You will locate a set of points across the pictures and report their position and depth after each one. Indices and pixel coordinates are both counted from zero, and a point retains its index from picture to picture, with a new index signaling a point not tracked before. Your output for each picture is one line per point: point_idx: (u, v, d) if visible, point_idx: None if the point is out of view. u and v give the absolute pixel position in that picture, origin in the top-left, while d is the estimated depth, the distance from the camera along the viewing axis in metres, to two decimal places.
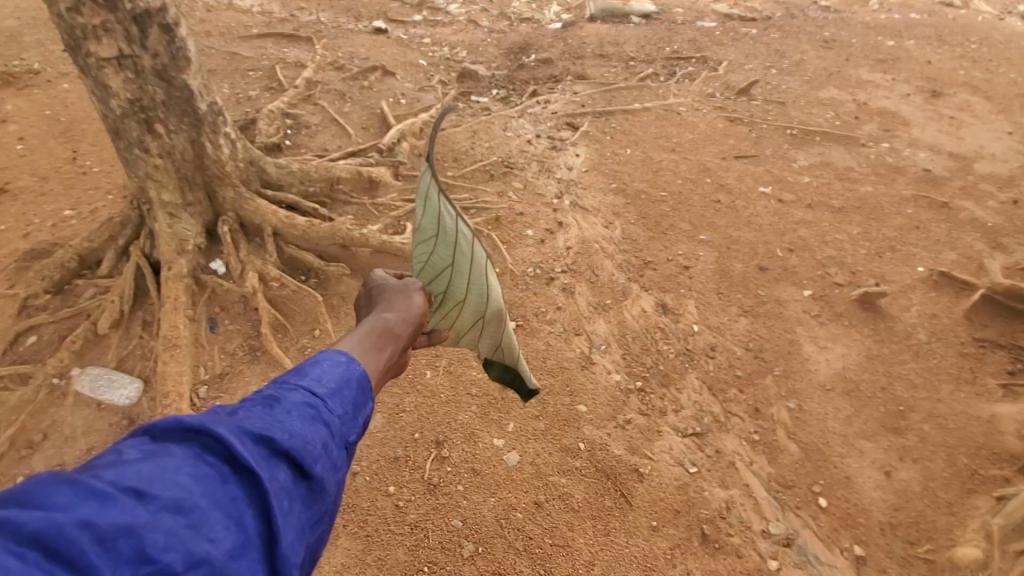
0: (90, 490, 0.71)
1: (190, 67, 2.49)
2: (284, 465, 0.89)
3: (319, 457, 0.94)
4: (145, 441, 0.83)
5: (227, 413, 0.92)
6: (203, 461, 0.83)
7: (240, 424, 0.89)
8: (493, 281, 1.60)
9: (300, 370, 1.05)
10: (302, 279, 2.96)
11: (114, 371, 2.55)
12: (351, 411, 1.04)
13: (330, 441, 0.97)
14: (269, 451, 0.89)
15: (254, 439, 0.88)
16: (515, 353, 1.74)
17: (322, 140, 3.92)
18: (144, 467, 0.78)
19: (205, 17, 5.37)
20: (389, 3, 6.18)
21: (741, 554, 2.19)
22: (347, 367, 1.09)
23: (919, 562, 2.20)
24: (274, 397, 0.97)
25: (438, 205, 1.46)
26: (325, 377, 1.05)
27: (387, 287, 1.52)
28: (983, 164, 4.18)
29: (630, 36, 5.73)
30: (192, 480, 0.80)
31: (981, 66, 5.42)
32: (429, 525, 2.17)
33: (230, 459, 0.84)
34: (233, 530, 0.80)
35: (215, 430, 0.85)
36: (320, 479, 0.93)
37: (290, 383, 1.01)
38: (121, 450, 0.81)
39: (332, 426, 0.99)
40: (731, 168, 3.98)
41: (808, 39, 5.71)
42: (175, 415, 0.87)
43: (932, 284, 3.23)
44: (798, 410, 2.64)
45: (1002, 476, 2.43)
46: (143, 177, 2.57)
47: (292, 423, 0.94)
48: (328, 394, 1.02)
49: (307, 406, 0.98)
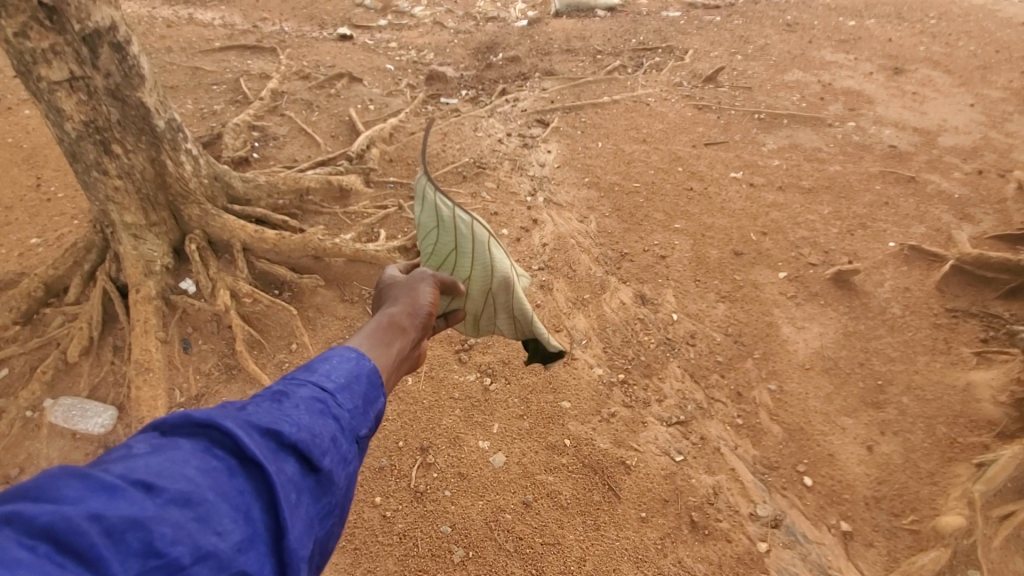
0: (99, 484, 0.68)
1: (144, 84, 2.43)
2: (292, 458, 0.85)
3: (328, 450, 0.90)
4: (154, 436, 0.80)
5: (235, 409, 0.88)
6: (211, 455, 0.79)
7: (249, 418, 0.86)
8: (497, 253, 1.60)
9: (309, 366, 1.02)
10: (276, 293, 2.92)
11: (87, 400, 2.48)
12: (362, 406, 1.01)
13: (339, 434, 0.94)
14: (277, 444, 0.85)
15: (263, 433, 0.85)
16: (532, 321, 1.68)
17: (290, 151, 3.87)
18: (152, 460, 0.75)
19: (165, 33, 5.25)
20: (353, 9, 6.12)
21: (731, 539, 2.20)
22: (357, 363, 1.06)
23: (904, 533, 2.23)
24: (283, 392, 0.94)
25: (433, 197, 1.50)
26: (334, 372, 1.02)
27: (393, 283, 1.47)
28: (947, 138, 4.26)
29: (596, 30, 5.74)
30: (201, 472, 0.76)
31: (941, 41, 5.51)
32: (418, 533, 2.15)
33: (238, 453, 0.81)
34: (241, 523, 0.76)
35: (224, 423, 0.82)
36: (329, 473, 0.89)
37: (299, 378, 0.98)
38: (129, 445, 0.78)
39: (342, 420, 0.96)
40: (702, 156, 4.01)
41: (771, 24, 5.78)
42: (184, 411, 0.84)
43: (903, 258, 3.28)
44: (779, 392, 2.66)
45: (981, 443, 2.47)
46: (104, 200, 2.49)
47: (302, 416, 0.91)
48: (337, 388, 0.99)
49: (317, 400, 0.95)
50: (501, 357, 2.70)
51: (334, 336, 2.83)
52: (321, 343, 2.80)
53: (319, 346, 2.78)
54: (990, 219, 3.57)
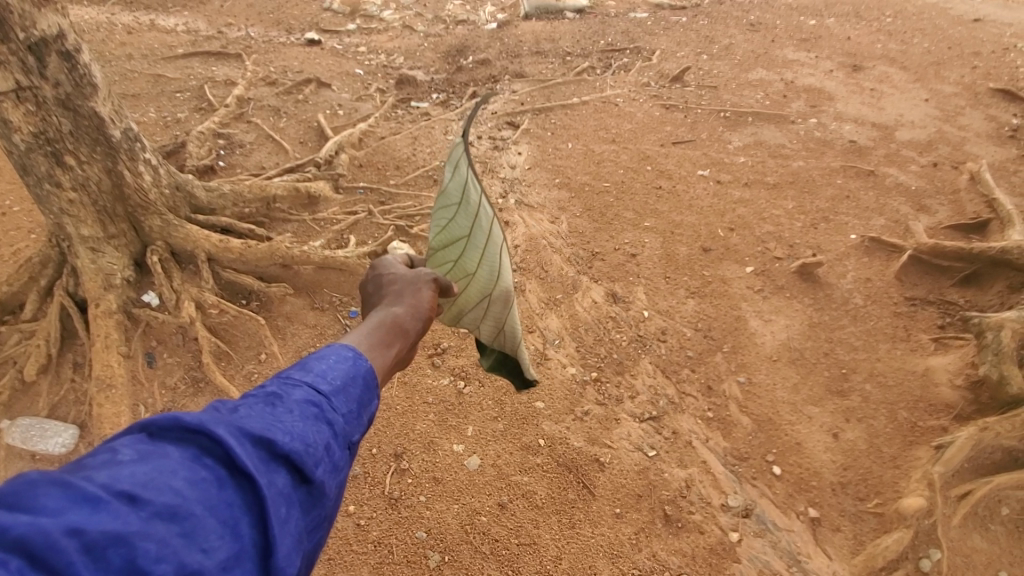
0: (81, 495, 0.65)
1: (97, 93, 2.38)
2: (284, 470, 0.84)
3: (321, 460, 0.89)
4: (141, 440, 0.78)
5: (227, 411, 0.86)
6: (201, 465, 0.76)
7: (241, 425, 0.84)
8: (507, 262, 1.51)
9: (304, 365, 1.01)
10: (243, 302, 2.88)
11: (47, 420, 2.41)
12: (355, 409, 1.00)
13: (333, 441, 0.93)
14: (269, 453, 0.83)
15: (254, 442, 0.83)
16: (516, 339, 1.60)
17: (257, 158, 3.81)
18: (136, 469, 0.72)
19: (125, 40, 5.12)
20: (320, 13, 6.07)
21: (703, 530, 2.24)
22: (353, 363, 1.05)
23: (869, 517, 2.29)
24: (277, 394, 0.93)
25: (465, 174, 1.39)
26: (330, 373, 1.01)
27: (392, 278, 1.42)
28: (904, 132, 4.39)
29: (566, 32, 5.78)
30: (188, 484, 0.74)
31: (897, 38, 5.69)
32: (394, 540, 2.15)
33: (228, 463, 0.78)
34: (228, 539, 0.74)
35: (214, 430, 0.80)
36: (321, 483, 0.88)
37: (295, 378, 0.97)
38: (115, 449, 0.76)
39: (335, 426, 0.95)
40: (670, 155, 4.07)
41: (735, 24, 5.89)
42: (174, 413, 0.81)
43: (864, 250, 3.38)
44: (748, 384, 2.72)
45: (939, 426, 2.56)
46: (58, 213, 2.43)
47: (296, 423, 0.89)
48: (333, 391, 0.98)
49: (311, 404, 0.94)
50: (475, 360, 2.70)
51: (305, 345, 2.80)
52: (291, 352, 2.77)
53: (289, 355, 2.75)
54: (945, 210, 3.70)
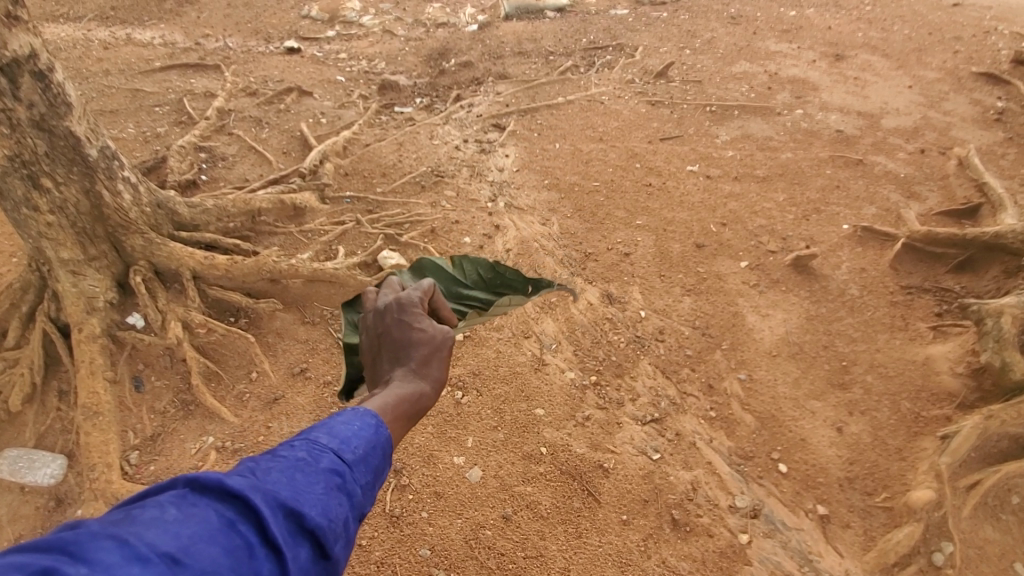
0: (133, 553, 0.67)
1: (72, 112, 2.31)
2: (306, 544, 0.83)
3: (339, 536, 0.88)
4: (184, 495, 0.78)
5: (260, 473, 0.86)
6: (236, 531, 0.77)
7: (274, 492, 0.84)
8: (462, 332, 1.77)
9: (330, 428, 1.00)
10: (232, 320, 2.81)
11: (35, 451, 2.34)
12: (372, 481, 1.00)
13: (351, 515, 0.92)
14: (295, 526, 0.83)
15: (284, 513, 0.83)
16: None
17: (240, 171, 3.73)
18: (180, 528, 0.73)
19: (101, 55, 5.02)
20: (299, 21, 5.99)
21: (712, 533, 2.20)
22: (374, 432, 1.04)
23: (878, 511, 2.27)
24: (305, 459, 0.92)
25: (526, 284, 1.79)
26: (353, 441, 1.00)
27: (423, 340, 1.34)
28: (890, 119, 4.39)
29: (547, 31, 5.73)
30: (224, 552, 0.74)
31: (877, 26, 5.70)
32: (397, 559, 2.09)
33: (260, 531, 0.79)
34: None
35: (251, 497, 0.80)
36: (338, 559, 0.88)
37: (321, 443, 0.96)
38: (160, 504, 0.76)
39: (354, 499, 0.94)
40: (658, 151, 4.04)
41: (716, 17, 5.88)
42: (217, 470, 0.82)
43: (857, 240, 3.36)
44: (748, 381, 2.69)
45: (943, 415, 2.54)
46: (36, 237, 2.35)
47: (321, 493, 0.89)
48: (355, 461, 0.97)
49: (335, 473, 0.93)
50: (472, 370, 2.64)
51: (296, 361, 2.72)
52: (283, 369, 2.69)
53: (281, 373, 2.67)
54: (935, 196, 3.70)
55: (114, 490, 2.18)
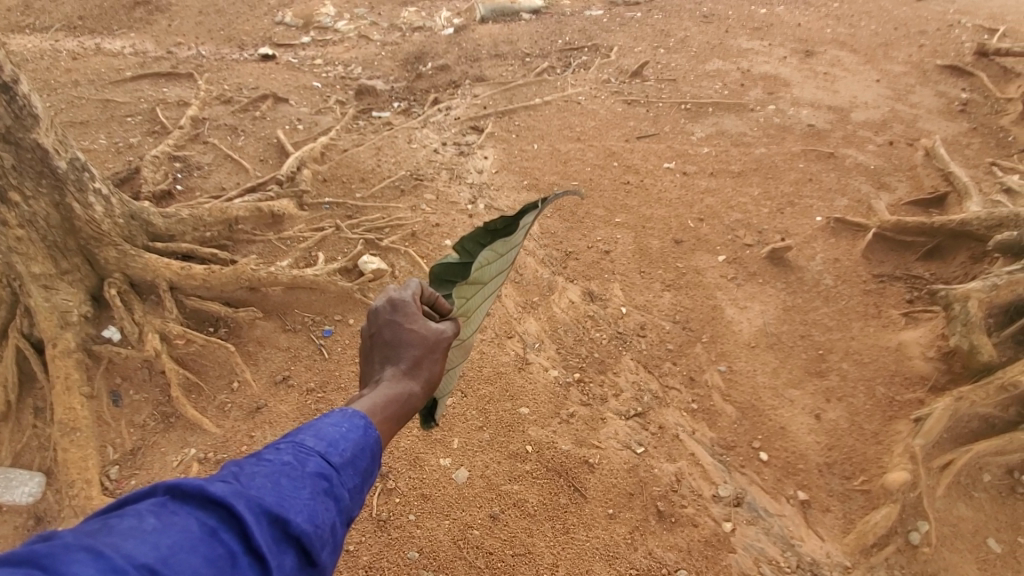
0: (110, 565, 0.67)
1: (39, 124, 2.28)
2: (292, 552, 0.84)
3: (326, 542, 0.89)
4: (164, 503, 0.78)
5: (243, 479, 0.87)
6: (218, 540, 0.77)
7: (258, 498, 0.84)
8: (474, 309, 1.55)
9: (318, 430, 1.01)
10: (211, 330, 2.78)
11: (11, 470, 2.29)
12: (360, 483, 1.01)
13: (338, 520, 0.93)
14: (280, 533, 0.83)
15: (269, 519, 0.83)
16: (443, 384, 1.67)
17: (216, 180, 3.70)
18: (159, 539, 0.73)
19: (70, 66, 4.93)
20: (273, 27, 5.95)
21: (697, 523, 2.23)
22: (362, 435, 1.05)
23: (857, 494, 2.33)
24: (291, 463, 0.93)
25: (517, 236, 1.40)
26: (339, 444, 1.00)
27: (412, 337, 1.34)
28: (859, 113, 4.49)
29: (523, 33, 5.76)
30: (206, 562, 0.74)
31: (845, 22, 5.83)
32: (385, 563, 2.09)
33: (244, 540, 0.79)
34: None
35: (235, 504, 0.80)
36: (324, 565, 0.88)
37: (308, 446, 0.97)
38: (138, 513, 0.76)
39: (341, 503, 0.95)
40: (635, 149, 4.08)
41: (689, 16, 5.96)
42: (198, 478, 0.82)
43: (830, 231, 3.44)
44: (729, 372, 2.73)
45: (916, 398, 2.60)
46: (6, 251, 2.31)
47: (307, 498, 0.89)
48: (342, 465, 0.98)
49: (322, 477, 0.94)
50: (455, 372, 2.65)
51: (278, 369, 2.70)
52: (265, 377, 2.67)
53: (263, 381, 2.65)
54: (904, 186, 3.80)
55: (95, 506, 2.15)
